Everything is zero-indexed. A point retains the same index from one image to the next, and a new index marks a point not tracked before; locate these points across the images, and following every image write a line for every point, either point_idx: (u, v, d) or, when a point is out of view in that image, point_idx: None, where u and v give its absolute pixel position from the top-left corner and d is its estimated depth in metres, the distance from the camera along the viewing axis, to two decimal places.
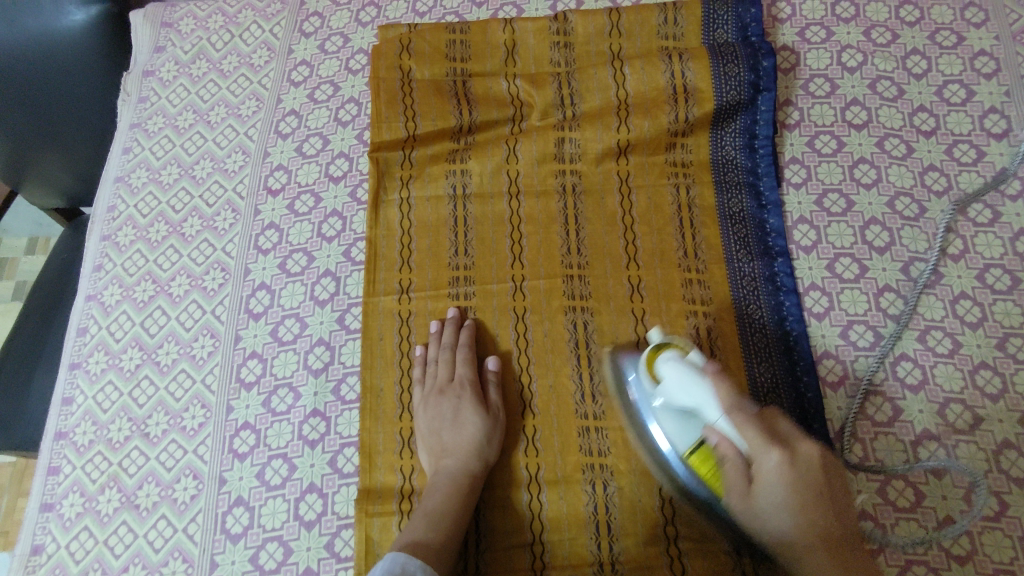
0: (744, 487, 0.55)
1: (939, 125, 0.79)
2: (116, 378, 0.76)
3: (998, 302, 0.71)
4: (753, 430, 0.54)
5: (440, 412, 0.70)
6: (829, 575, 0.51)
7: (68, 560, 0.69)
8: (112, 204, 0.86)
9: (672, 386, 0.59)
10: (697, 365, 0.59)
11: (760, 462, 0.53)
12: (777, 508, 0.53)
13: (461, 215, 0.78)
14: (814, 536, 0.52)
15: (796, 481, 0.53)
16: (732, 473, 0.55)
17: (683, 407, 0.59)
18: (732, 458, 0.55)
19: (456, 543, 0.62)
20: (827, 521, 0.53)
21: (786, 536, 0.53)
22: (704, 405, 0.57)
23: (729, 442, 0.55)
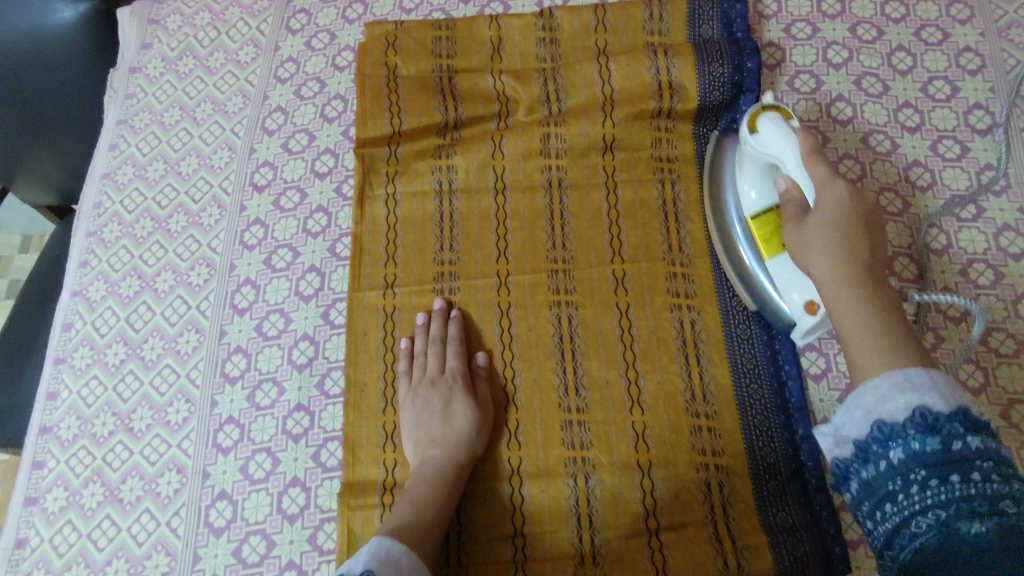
0: (802, 217, 0.63)
1: (923, 121, 0.79)
2: (101, 373, 0.76)
3: (981, 296, 0.71)
4: (823, 170, 0.62)
5: (429, 405, 0.70)
6: (858, 292, 0.57)
7: (51, 554, 0.69)
8: (98, 200, 0.86)
9: (767, 139, 0.66)
10: (791, 125, 0.66)
11: (824, 194, 0.62)
12: (826, 233, 0.60)
13: (447, 210, 0.78)
14: (851, 262, 0.58)
15: (847, 211, 0.61)
16: (793, 200, 0.64)
17: (772, 157, 0.67)
18: (798, 198, 0.64)
19: (438, 534, 0.62)
20: (870, 276, 0.58)
21: (825, 269, 0.59)
22: (787, 150, 0.65)
23: (801, 181, 0.64)
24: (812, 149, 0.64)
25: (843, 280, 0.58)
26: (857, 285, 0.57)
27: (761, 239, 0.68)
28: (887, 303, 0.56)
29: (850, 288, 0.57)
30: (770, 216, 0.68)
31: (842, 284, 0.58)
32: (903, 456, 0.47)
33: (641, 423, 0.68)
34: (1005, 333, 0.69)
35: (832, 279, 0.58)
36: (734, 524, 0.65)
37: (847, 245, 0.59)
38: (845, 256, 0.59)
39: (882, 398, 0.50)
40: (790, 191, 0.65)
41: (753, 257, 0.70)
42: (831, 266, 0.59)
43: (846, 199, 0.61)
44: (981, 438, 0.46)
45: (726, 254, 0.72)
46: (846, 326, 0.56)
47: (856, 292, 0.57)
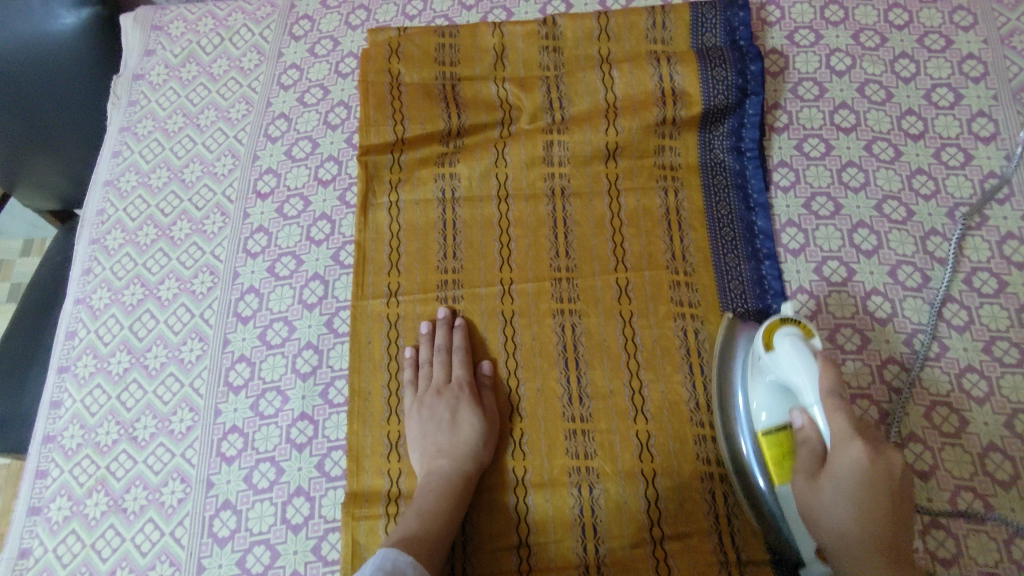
0: (814, 473, 0.58)
1: (927, 128, 0.79)
2: (105, 381, 0.76)
3: (985, 305, 0.71)
4: (843, 420, 0.57)
5: (434, 414, 0.70)
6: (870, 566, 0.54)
7: (55, 564, 0.68)
8: (101, 207, 0.86)
9: (783, 359, 0.61)
10: (812, 347, 0.61)
11: (841, 451, 0.57)
12: (835, 500, 0.56)
13: (451, 218, 0.78)
14: (874, 560, 0.54)
15: (873, 474, 0.55)
16: (809, 452, 0.59)
17: (783, 377, 0.61)
18: (815, 440, 0.59)
19: (445, 544, 0.62)
20: (889, 544, 0.55)
21: (833, 505, 0.56)
22: (804, 379, 0.59)
23: (818, 419, 0.59)
24: (833, 385, 0.58)
25: (856, 567, 0.55)
26: (872, 571, 0.54)
27: (774, 466, 0.62)
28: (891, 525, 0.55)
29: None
30: (779, 437, 0.62)
31: (852, 569, 0.55)
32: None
33: (645, 432, 0.68)
34: (1008, 342, 0.69)
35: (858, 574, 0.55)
36: (739, 534, 0.65)
37: (870, 534, 0.55)
38: (869, 526, 0.55)
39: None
40: (807, 435, 0.60)
41: (753, 453, 0.64)
42: (843, 511, 0.56)
43: (862, 467, 0.56)
44: None
45: (720, 408, 0.67)
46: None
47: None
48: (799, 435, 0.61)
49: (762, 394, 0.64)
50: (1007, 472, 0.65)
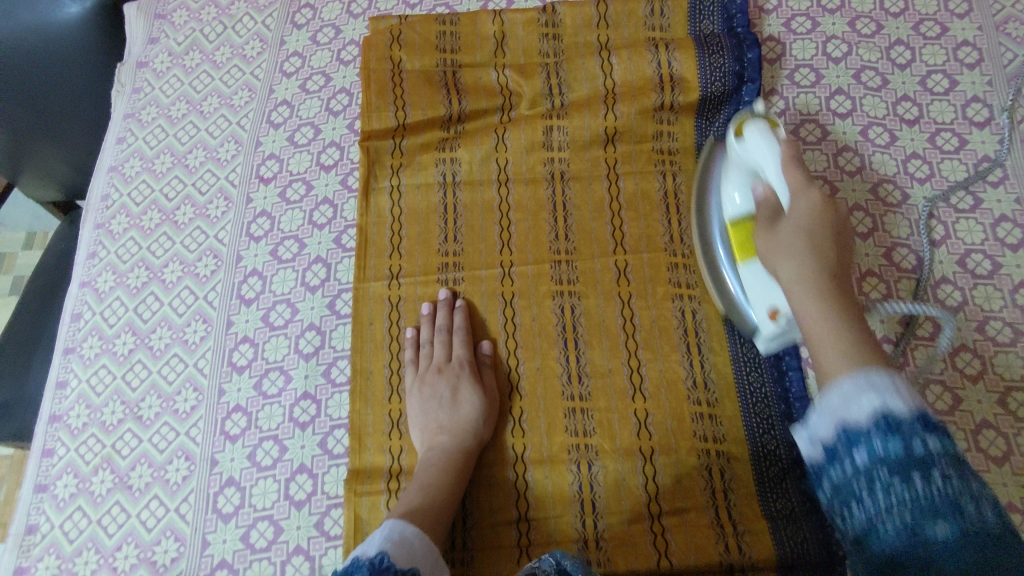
0: (774, 223, 0.61)
1: (922, 114, 0.80)
2: (110, 362, 0.77)
3: (979, 286, 0.72)
4: (800, 204, 0.59)
5: (435, 392, 0.71)
6: (822, 301, 0.53)
7: (62, 539, 0.70)
8: (106, 192, 0.87)
9: (750, 151, 0.64)
10: (777, 132, 0.63)
11: (796, 201, 0.59)
12: (789, 246, 0.58)
13: (451, 202, 0.79)
14: (815, 277, 0.55)
15: (820, 221, 0.58)
16: (767, 210, 0.62)
17: (752, 165, 0.65)
18: (774, 204, 0.62)
19: (446, 516, 0.63)
20: (837, 279, 0.55)
21: (793, 270, 0.56)
22: (765, 160, 0.62)
23: (776, 188, 0.62)
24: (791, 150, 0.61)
25: (803, 286, 0.55)
26: (818, 284, 0.55)
27: (738, 245, 0.67)
28: (845, 301, 0.54)
29: (814, 293, 0.54)
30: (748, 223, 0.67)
31: (800, 292, 0.55)
32: (866, 457, 0.43)
33: (643, 410, 0.69)
34: (1002, 322, 0.70)
35: (797, 281, 0.56)
36: (735, 508, 0.65)
37: (817, 259, 0.56)
38: (809, 262, 0.56)
39: (838, 404, 0.45)
40: (765, 198, 0.62)
41: (733, 270, 0.69)
42: (800, 266, 0.56)
43: (801, 209, 0.59)
44: (938, 437, 0.42)
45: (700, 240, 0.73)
46: (808, 317, 0.54)
47: (823, 304, 0.53)
48: (758, 206, 0.64)
49: (734, 186, 0.68)
50: (1000, 448, 0.66)
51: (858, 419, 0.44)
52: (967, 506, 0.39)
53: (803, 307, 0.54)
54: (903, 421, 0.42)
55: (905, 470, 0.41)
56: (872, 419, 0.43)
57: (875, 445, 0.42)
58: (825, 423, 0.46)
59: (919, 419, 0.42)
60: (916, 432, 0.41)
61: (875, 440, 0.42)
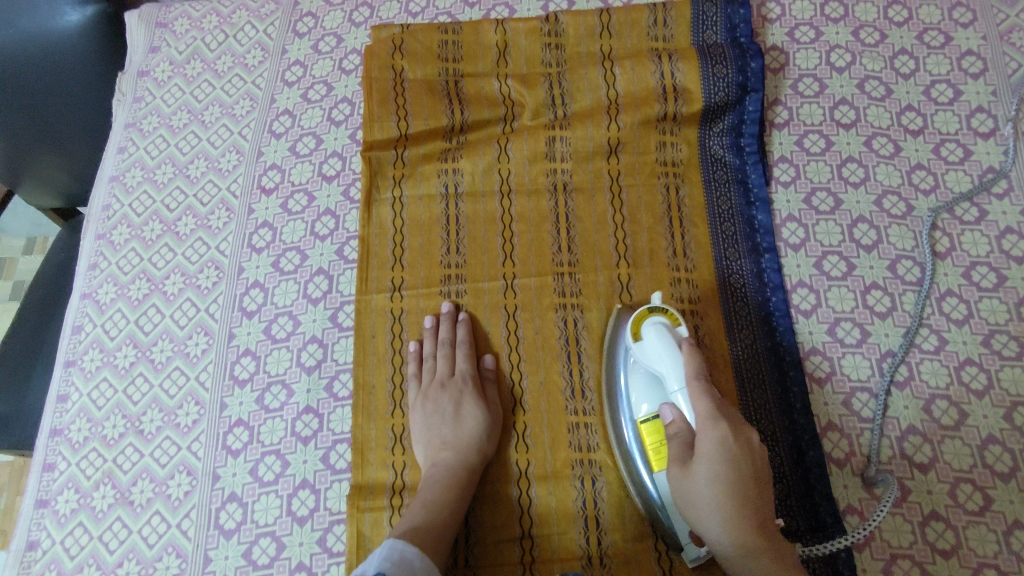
0: (686, 460, 0.58)
1: (926, 124, 0.80)
2: (111, 375, 0.77)
3: (984, 299, 0.72)
4: (706, 403, 0.58)
5: (439, 407, 0.71)
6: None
7: (63, 555, 0.69)
8: (107, 203, 0.87)
9: (652, 349, 0.63)
10: (677, 333, 0.64)
11: (703, 437, 0.57)
12: (721, 523, 0.55)
13: (453, 213, 0.79)
14: (756, 550, 0.54)
15: (733, 456, 0.56)
16: (678, 443, 0.59)
17: (653, 366, 0.64)
18: (685, 430, 0.60)
19: (450, 533, 0.63)
20: (757, 520, 0.55)
21: (722, 536, 0.55)
22: (670, 370, 0.61)
23: (682, 400, 0.60)
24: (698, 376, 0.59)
25: (747, 560, 0.54)
26: (751, 542, 0.54)
27: (653, 451, 0.63)
28: (769, 535, 0.55)
29: (758, 559, 0.54)
30: (658, 429, 0.63)
31: (745, 562, 0.54)
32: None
33: None
34: (1007, 336, 0.70)
35: (742, 555, 0.54)
36: None
37: (738, 511, 0.55)
38: (746, 544, 0.54)
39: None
40: (672, 413, 0.61)
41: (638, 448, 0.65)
42: (728, 535, 0.55)
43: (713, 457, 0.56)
44: None
45: (608, 401, 0.69)
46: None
47: (754, 525, 0.55)
48: (668, 427, 0.61)
49: (640, 384, 0.65)
50: (1006, 464, 0.65)
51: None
52: None
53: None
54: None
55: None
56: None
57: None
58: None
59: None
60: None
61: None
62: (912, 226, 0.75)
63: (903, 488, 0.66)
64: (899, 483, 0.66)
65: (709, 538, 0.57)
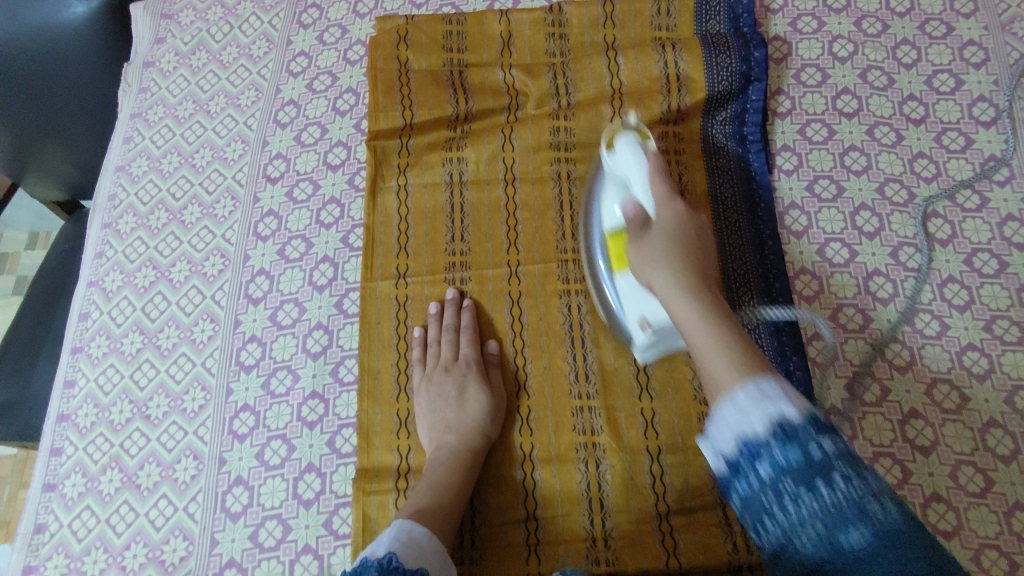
0: (642, 232, 0.61)
1: (928, 113, 0.80)
2: (118, 361, 0.77)
3: (986, 285, 0.72)
4: (663, 187, 0.61)
5: (443, 391, 0.71)
6: (702, 309, 0.54)
7: (70, 539, 0.70)
8: (113, 192, 0.87)
9: (620, 159, 0.65)
10: (646, 144, 0.65)
11: (661, 214, 0.61)
12: (665, 273, 0.57)
13: (458, 201, 0.79)
14: (689, 283, 0.56)
15: (682, 233, 0.59)
16: (636, 223, 0.62)
17: (620, 176, 0.66)
18: (642, 217, 0.62)
19: (457, 514, 0.63)
20: (705, 287, 0.56)
21: (666, 280, 0.57)
22: (635, 175, 0.63)
23: (643, 202, 0.63)
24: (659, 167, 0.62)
25: (679, 287, 0.56)
26: (693, 287, 0.55)
27: (618, 256, 0.66)
28: (714, 297, 0.55)
29: (688, 287, 0.55)
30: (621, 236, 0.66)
31: (681, 301, 0.55)
32: (770, 469, 0.45)
33: (650, 410, 0.69)
34: (1009, 321, 0.70)
35: (675, 291, 0.56)
36: None
37: (683, 268, 0.57)
38: (682, 292, 0.55)
39: (744, 407, 0.46)
40: (632, 211, 0.63)
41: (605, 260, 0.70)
42: (670, 278, 0.57)
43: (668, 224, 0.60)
44: (832, 439, 0.44)
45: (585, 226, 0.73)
46: (679, 313, 0.55)
47: (696, 300, 0.54)
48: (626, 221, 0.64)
49: (609, 200, 0.67)
50: (1007, 447, 0.66)
51: (755, 428, 0.45)
52: (817, 454, 0.43)
53: (670, 287, 0.56)
54: (798, 428, 0.43)
55: (810, 483, 0.43)
56: (770, 433, 0.44)
57: (778, 460, 0.44)
58: (727, 437, 0.47)
59: (812, 422, 0.44)
60: (812, 436, 0.43)
61: (778, 456, 0.44)
62: (914, 214, 0.76)
63: (904, 471, 0.66)
64: (901, 466, 0.66)
65: (655, 292, 0.58)
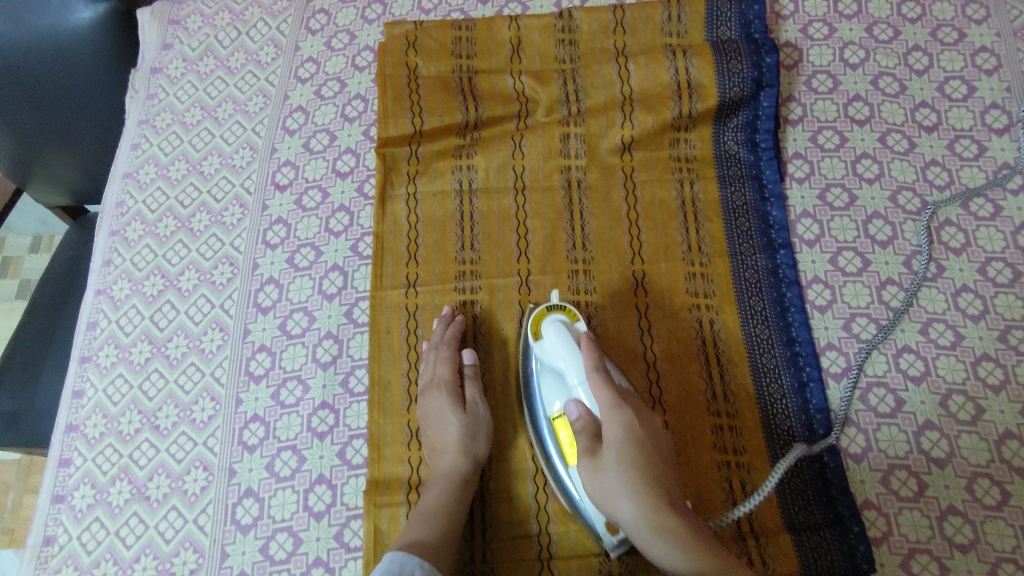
0: (593, 455, 0.61)
1: (940, 120, 0.80)
2: (127, 371, 0.77)
3: (1000, 294, 0.72)
4: (607, 393, 0.63)
5: (426, 413, 0.70)
6: (683, 542, 0.54)
7: (80, 551, 0.69)
8: (120, 199, 0.87)
9: (552, 349, 0.67)
10: (575, 331, 0.68)
11: (609, 434, 0.61)
12: (638, 515, 0.56)
13: (468, 210, 0.79)
14: (672, 527, 0.55)
15: (636, 443, 0.60)
16: (587, 436, 0.62)
17: (556, 367, 0.67)
18: (590, 430, 0.63)
19: (450, 536, 0.62)
20: (669, 502, 0.57)
21: (637, 516, 0.56)
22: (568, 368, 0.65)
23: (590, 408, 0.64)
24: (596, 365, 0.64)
25: (656, 526, 0.55)
26: (665, 514, 0.56)
27: (570, 450, 0.65)
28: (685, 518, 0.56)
29: (663, 530, 0.55)
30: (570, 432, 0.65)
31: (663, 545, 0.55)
32: None
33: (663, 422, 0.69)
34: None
35: (653, 534, 0.55)
36: (757, 520, 0.65)
37: (648, 491, 0.57)
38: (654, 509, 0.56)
39: None
40: (580, 421, 0.63)
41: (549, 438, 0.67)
42: (641, 509, 0.56)
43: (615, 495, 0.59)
44: None
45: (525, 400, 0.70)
46: (677, 567, 0.54)
47: (672, 520, 0.56)
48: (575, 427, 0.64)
49: (551, 395, 0.67)
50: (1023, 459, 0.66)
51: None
52: None
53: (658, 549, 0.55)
54: None
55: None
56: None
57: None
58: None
59: None
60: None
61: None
62: (926, 221, 0.75)
63: (920, 483, 0.66)
64: (916, 478, 0.66)
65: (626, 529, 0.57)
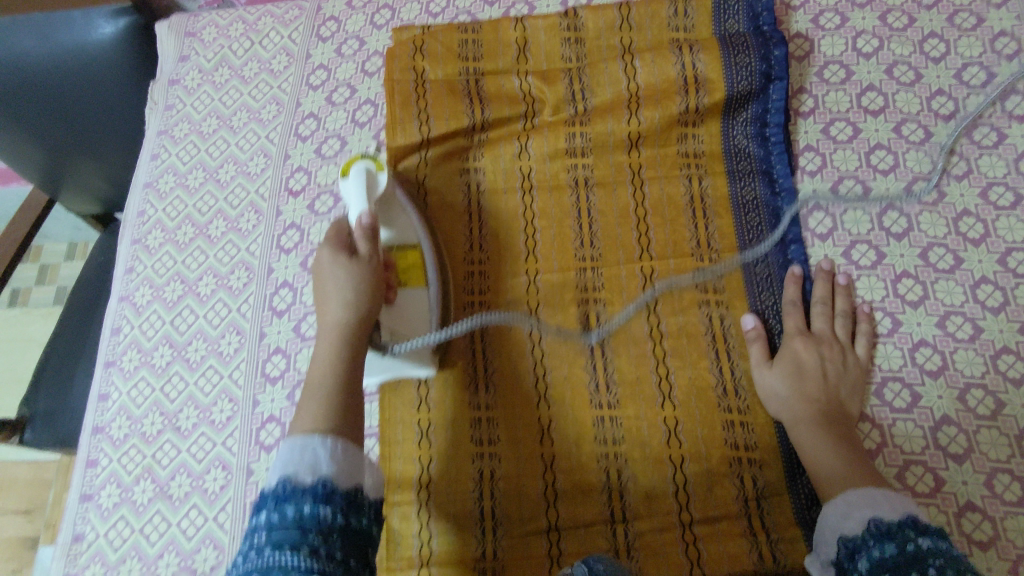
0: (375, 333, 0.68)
1: (958, 108, 0.78)
2: (149, 375, 0.79)
3: (1021, 285, 0.70)
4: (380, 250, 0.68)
5: (321, 265, 0.65)
6: (813, 414, 0.65)
7: (107, 548, 0.72)
8: (142, 209, 0.89)
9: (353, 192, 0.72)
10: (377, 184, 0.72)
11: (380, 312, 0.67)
12: (794, 376, 0.67)
13: (477, 211, 0.79)
14: (811, 388, 0.66)
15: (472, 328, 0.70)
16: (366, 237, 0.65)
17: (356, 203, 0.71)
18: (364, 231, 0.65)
19: (338, 355, 0.60)
20: (823, 398, 0.66)
21: (784, 383, 0.67)
22: (353, 205, 0.71)
23: (365, 222, 0.66)
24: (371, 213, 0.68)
25: (802, 395, 0.66)
26: (810, 391, 0.66)
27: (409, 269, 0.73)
28: (834, 418, 0.65)
29: (803, 390, 0.66)
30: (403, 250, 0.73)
31: (793, 398, 0.66)
32: (868, 562, 0.52)
33: (674, 418, 0.69)
34: None
35: (801, 390, 0.66)
36: (768, 517, 0.65)
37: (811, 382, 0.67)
38: (806, 397, 0.66)
39: (851, 513, 0.57)
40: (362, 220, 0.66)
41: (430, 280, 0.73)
42: (789, 380, 0.67)
43: (830, 336, 0.69)
44: (932, 538, 0.52)
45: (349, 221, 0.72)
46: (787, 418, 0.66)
47: (818, 411, 0.65)
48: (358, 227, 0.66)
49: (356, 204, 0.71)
50: None
51: (854, 531, 0.55)
52: (903, 537, 0.52)
53: (802, 412, 0.65)
54: (893, 529, 0.53)
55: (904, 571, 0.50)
56: (869, 534, 0.54)
57: (876, 553, 0.52)
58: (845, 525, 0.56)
59: (910, 525, 0.53)
60: (908, 535, 0.52)
61: (876, 550, 0.53)
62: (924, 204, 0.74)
63: (937, 479, 0.64)
64: (933, 474, 0.65)
65: (779, 399, 0.67)
